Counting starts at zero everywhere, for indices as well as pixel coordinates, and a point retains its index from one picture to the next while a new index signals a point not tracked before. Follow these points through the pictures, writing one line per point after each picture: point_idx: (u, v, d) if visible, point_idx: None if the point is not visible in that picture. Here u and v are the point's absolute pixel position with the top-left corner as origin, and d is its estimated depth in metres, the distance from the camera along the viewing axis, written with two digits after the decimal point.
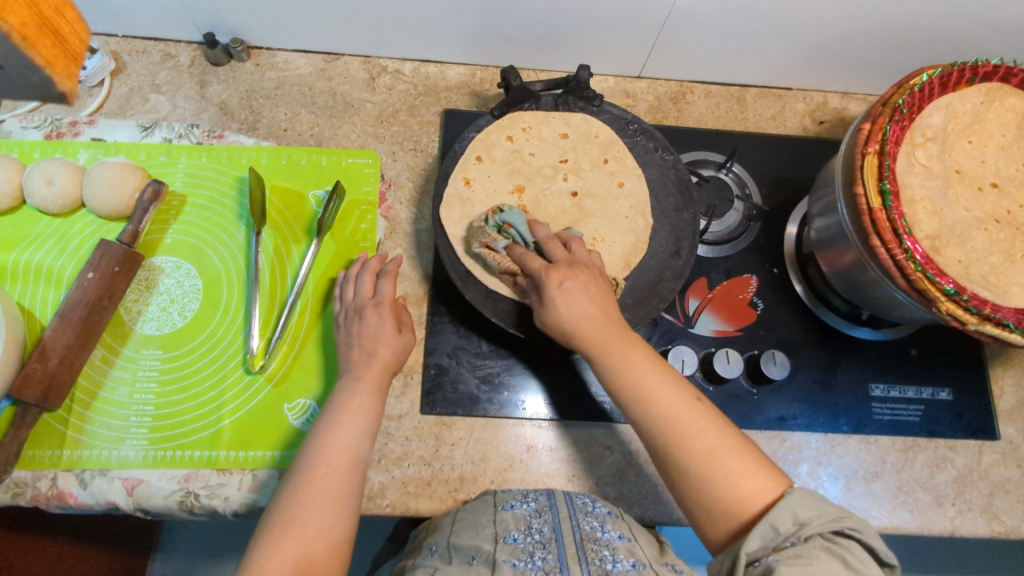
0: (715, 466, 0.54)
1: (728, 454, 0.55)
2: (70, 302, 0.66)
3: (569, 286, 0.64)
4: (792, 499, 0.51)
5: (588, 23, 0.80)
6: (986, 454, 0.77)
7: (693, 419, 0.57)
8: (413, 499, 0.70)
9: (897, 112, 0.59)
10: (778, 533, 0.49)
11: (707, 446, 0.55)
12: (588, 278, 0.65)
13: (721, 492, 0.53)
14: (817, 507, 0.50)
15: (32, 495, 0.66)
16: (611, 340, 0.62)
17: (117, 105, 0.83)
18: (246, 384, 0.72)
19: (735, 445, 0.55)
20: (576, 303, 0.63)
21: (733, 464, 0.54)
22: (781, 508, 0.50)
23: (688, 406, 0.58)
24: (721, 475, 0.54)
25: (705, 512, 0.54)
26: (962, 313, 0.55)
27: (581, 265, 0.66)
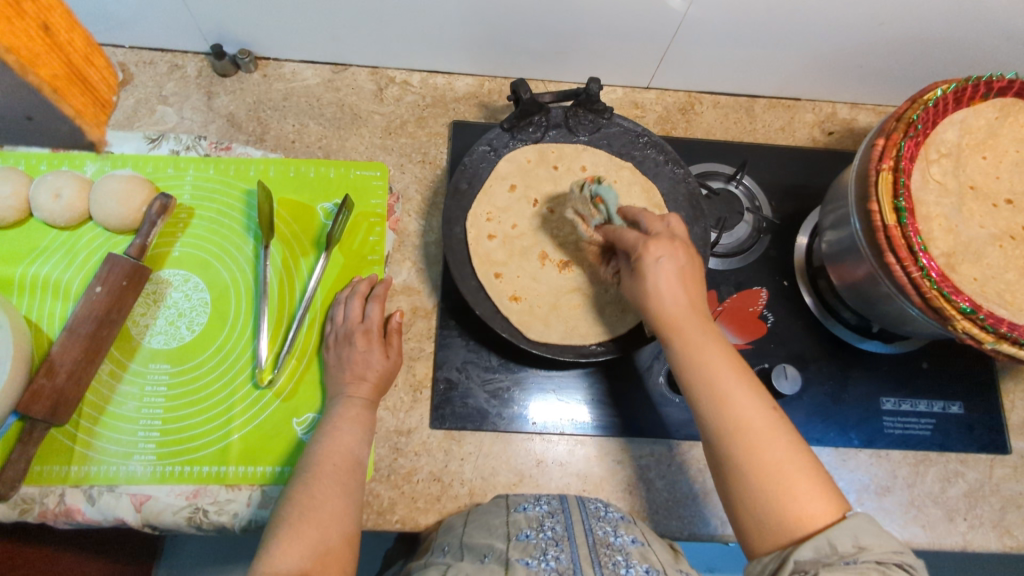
0: (779, 480, 0.51)
1: (794, 468, 0.52)
2: (78, 316, 0.66)
3: (664, 263, 0.62)
4: (853, 522, 0.49)
5: (598, 34, 0.80)
6: (998, 468, 0.77)
7: (766, 428, 0.54)
8: (423, 515, 0.70)
9: (912, 128, 0.59)
10: (834, 552, 0.48)
11: (775, 458, 0.52)
12: (686, 257, 0.63)
13: (779, 504, 0.51)
14: (879, 537, 0.49)
15: (40, 512, 0.66)
16: (693, 330, 0.59)
17: (123, 117, 0.82)
18: (254, 399, 0.72)
19: (806, 462, 0.53)
20: (668, 282, 0.61)
21: (801, 481, 0.51)
22: (841, 529, 0.49)
23: (765, 417, 0.54)
24: (785, 487, 0.51)
25: (751, 516, 0.52)
26: (978, 332, 0.55)
27: (680, 242, 0.64)
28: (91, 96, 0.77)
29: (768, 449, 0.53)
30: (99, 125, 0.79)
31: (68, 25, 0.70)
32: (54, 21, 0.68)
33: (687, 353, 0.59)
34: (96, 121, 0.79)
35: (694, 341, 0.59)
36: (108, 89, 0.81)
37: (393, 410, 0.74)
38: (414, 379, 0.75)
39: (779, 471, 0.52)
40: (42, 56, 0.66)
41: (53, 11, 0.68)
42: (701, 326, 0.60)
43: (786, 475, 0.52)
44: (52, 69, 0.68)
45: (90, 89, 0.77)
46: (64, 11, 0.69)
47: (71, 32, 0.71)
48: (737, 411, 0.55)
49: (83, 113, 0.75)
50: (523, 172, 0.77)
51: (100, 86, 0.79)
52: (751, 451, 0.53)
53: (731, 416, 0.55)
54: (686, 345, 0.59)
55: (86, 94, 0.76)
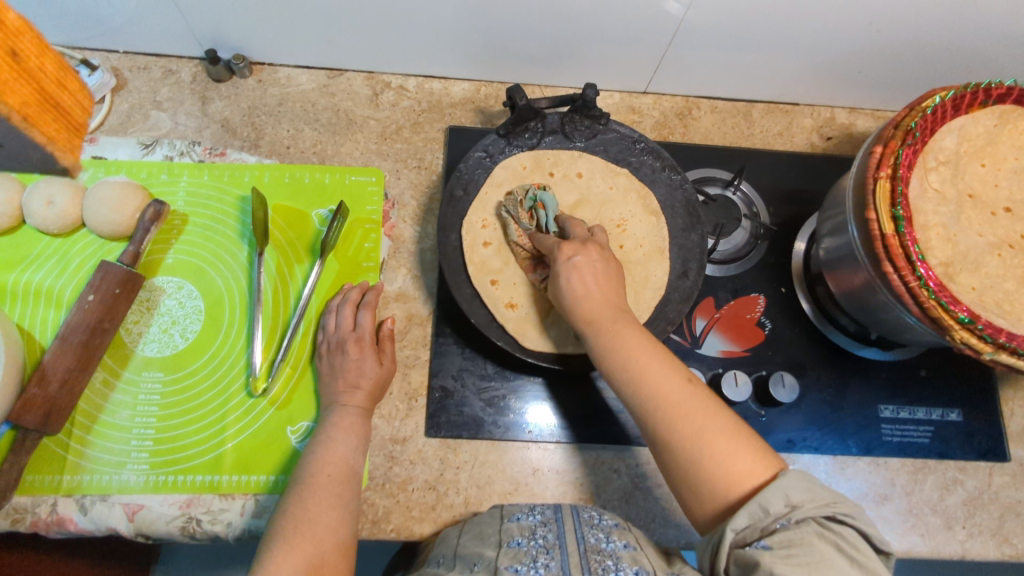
0: (703, 447, 0.52)
1: (717, 434, 0.52)
2: (70, 324, 0.65)
3: (578, 260, 0.64)
4: (782, 480, 0.48)
5: (595, 39, 0.80)
6: (997, 476, 0.76)
7: (683, 399, 0.54)
8: (418, 524, 0.69)
9: (910, 135, 0.58)
10: (768, 515, 0.47)
11: (694, 428, 0.53)
12: (598, 258, 0.64)
13: (709, 473, 0.51)
14: (811, 491, 0.48)
15: (32, 521, 0.65)
16: (604, 320, 0.61)
17: (117, 123, 0.82)
18: (249, 408, 0.71)
19: (728, 426, 0.53)
20: (579, 279, 0.63)
21: (721, 444, 0.52)
22: (772, 490, 0.48)
23: (681, 388, 0.55)
24: (708, 454, 0.51)
25: (690, 491, 0.52)
26: (977, 342, 0.54)
27: (596, 244, 0.66)
28: (65, 121, 0.75)
29: (687, 419, 0.53)
30: (73, 151, 0.77)
31: (38, 50, 0.69)
32: (24, 46, 0.67)
33: (602, 340, 0.60)
34: (70, 146, 0.77)
35: (607, 329, 0.60)
36: (84, 113, 0.79)
37: (388, 419, 0.73)
38: (410, 387, 0.75)
39: (701, 438, 0.52)
40: (10, 82, 0.65)
41: (21, 37, 0.66)
42: (614, 314, 0.61)
43: (707, 444, 0.52)
44: (19, 96, 0.66)
45: (65, 115, 0.75)
46: (35, 35, 0.68)
47: (42, 58, 0.70)
48: (654, 388, 0.55)
49: (56, 138, 0.74)
50: (518, 179, 0.77)
51: (74, 111, 0.77)
52: (672, 425, 0.53)
53: (651, 394, 0.55)
54: (601, 333, 0.60)
55: (60, 119, 0.74)
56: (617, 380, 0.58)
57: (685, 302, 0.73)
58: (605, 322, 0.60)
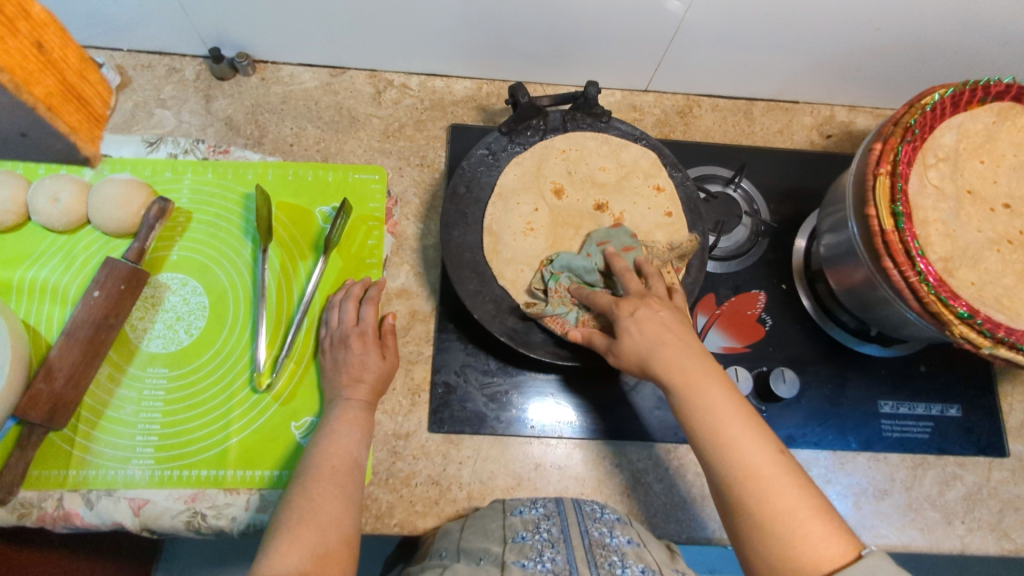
0: (795, 525, 0.48)
1: (809, 514, 0.49)
2: (76, 320, 0.66)
3: (641, 315, 0.58)
4: (875, 562, 0.46)
5: (597, 37, 0.80)
6: (996, 471, 0.77)
7: (774, 470, 0.50)
8: (421, 518, 0.70)
9: (909, 132, 0.59)
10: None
11: (786, 505, 0.49)
12: (664, 309, 0.59)
13: (795, 552, 0.48)
14: (901, 575, 0.45)
15: (39, 516, 0.66)
16: (692, 374, 0.54)
17: (122, 121, 0.83)
18: (253, 403, 0.72)
19: (814, 502, 0.50)
20: (648, 333, 0.57)
21: (815, 525, 0.48)
22: (862, 571, 0.45)
23: (775, 461, 0.51)
24: (797, 535, 0.48)
25: (764, 561, 0.49)
26: (976, 337, 0.55)
27: (656, 297, 0.61)
28: (85, 112, 0.76)
29: (781, 494, 0.49)
30: (93, 142, 0.78)
31: (62, 42, 0.69)
32: (48, 38, 0.67)
33: (687, 394, 0.54)
34: (92, 137, 0.78)
35: (697, 383, 0.54)
36: (103, 104, 0.80)
37: (392, 414, 0.74)
38: (413, 383, 0.75)
39: (793, 517, 0.48)
40: (37, 74, 0.65)
41: (46, 28, 0.66)
42: (702, 368, 0.55)
43: (798, 521, 0.48)
44: (46, 87, 0.66)
45: (85, 105, 0.76)
46: (58, 28, 0.68)
47: (64, 49, 0.70)
48: (746, 454, 0.51)
49: (78, 129, 0.74)
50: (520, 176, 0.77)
51: (94, 101, 0.78)
52: (764, 497, 0.49)
53: (737, 461, 0.51)
54: (688, 386, 0.54)
55: (81, 110, 0.75)
56: (701, 437, 0.53)
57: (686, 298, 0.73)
58: (691, 374, 0.54)
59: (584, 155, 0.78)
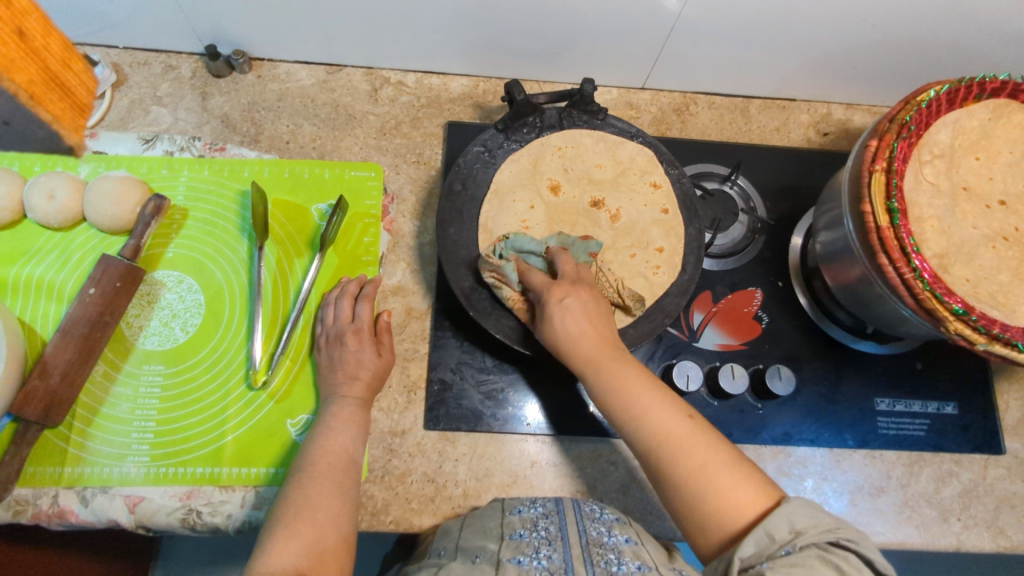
0: (708, 482, 0.52)
1: (718, 468, 0.53)
2: (71, 317, 0.66)
3: (570, 302, 0.62)
4: (788, 506, 0.49)
5: (593, 34, 0.80)
6: (992, 469, 0.77)
7: (686, 432, 0.55)
8: (417, 515, 0.70)
9: (905, 129, 0.59)
10: (772, 540, 0.47)
11: (699, 459, 0.53)
12: (590, 298, 0.64)
13: (711, 505, 0.51)
14: (814, 517, 0.48)
15: (34, 513, 0.66)
16: (605, 358, 0.60)
17: (118, 118, 0.82)
18: (249, 400, 0.72)
19: (725, 457, 0.54)
20: (573, 320, 0.62)
21: (722, 478, 0.52)
22: (776, 516, 0.48)
23: (678, 422, 0.56)
24: (710, 489, 0.52)
25: (695, 522, 0.52)
26: (971, 333, 0.55)
27: (585, 285, 0.65)
28: (70, 101, 0.76)
29: (689, 453, 0.54)
30: (77, 131, 0.78)
31: (44, 28, 0.68)
32: (30, 25, 0.66)
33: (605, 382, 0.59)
34: (76, 127, 0.78)
35: (608, 368, 0.60)
36: (88, 94, 0.80)
37: (388, 411, 0.74)
38: (409, 380, 0.75)
39: (703, 472, 0.53)
40: (18, 62, 0.64)
41: (28, 16, 0.66)
42: (612, 354, 0.61)
43: (710, 475, 0.52)
44: (27, 75, 0.66)
45: (69, 94, 0.76)
46: (40, 15, 0.68)
47: (47, 36, 0.69)
48: (657, 420, 0.56)
49: (62, 118, 0.74)
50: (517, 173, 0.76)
51: (78, 91, 0.78)
52: (675, 458, 0.54)
53: (651, 430, 0.56)
54: (599, 372, 0.60)
55: (65, 98, 0.75)
56: (616, 416, 0.58)
57: (683, 295, 0.73)
58: None
59: (580, 153, 0.78)
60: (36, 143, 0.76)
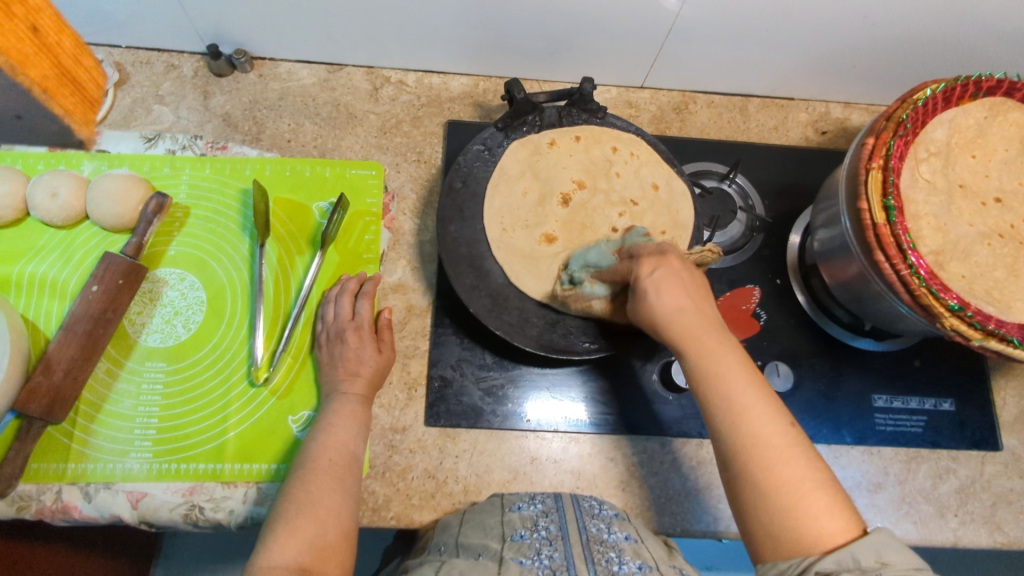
0: (799, 500, 0.49)
1: (818, 489, 0.49)
2: (74, 315, 0.66)
3: (661, 276, 0.59)
4: (877, 537, 0.47)
5: (592, 34, 0.80)
6: (989, 465, 0.77)
7: (784, 443, 0.51)
8: (418, 511, 0.70)
9: (901, 127, 0.59)
10: (857, 566, 0.46)
11: (793, 476, 0.50)
12: (682, 269, 0.61)
13: (798, 525, 0.48)
14: (903, 553, 0.47)
15: (37, 509, 0.66)
16: (708, 339, 0.56)
17: (120, 117, 0.83)
18: (250, 397, 0.72)
19: (824, 478, 0.50)
20: (669, 294, 0.58)
21: (819, 500, 0.49)
22: (866, 544, 0.47)
23: (784, 432, 0.51)
24: (799, 509, 0.49)
25: (767, 530, 0.50)
26: (967, 329, 0.55)
27: (676, 256, 0.62)
28: (81, 96, 0.77)
29: (788, 468, 0.50)
30: (88, 125, 0.80)
31: (56, 26, 0.70)
32: (42, 23, 0.68)
33: (704, 367, 0.55)
34: (85, 120, 0.79)
35: None
36: (97, 89, 0.81)
37: (388, 408, 0.74)
38: (410, 377, 0.76)
39: (797, 492, 0.49)
40: (33, 57, 0.66)
41: (41, 13, 0.67)
42: (716, 336, 0.56)
43: (804, 496, 0.49)
44: (42, 71, 0.68)
45: (80, 90, 0.77)
46: (53, 12, 0.69)
47: (58, 33, 0.71)
48: (756, 424, 0.52)
49: (73, 112, 0.76)
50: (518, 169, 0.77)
51: (89, 86, 0.79)
52: (771, 467, 0.50)
53: (747, 431, 0.52)
54: (704, 354, 0.55)
55: (76, 94, 0.76)
56: (709, 407, 0.54)
57: None
58: (644, 338, 0.59)
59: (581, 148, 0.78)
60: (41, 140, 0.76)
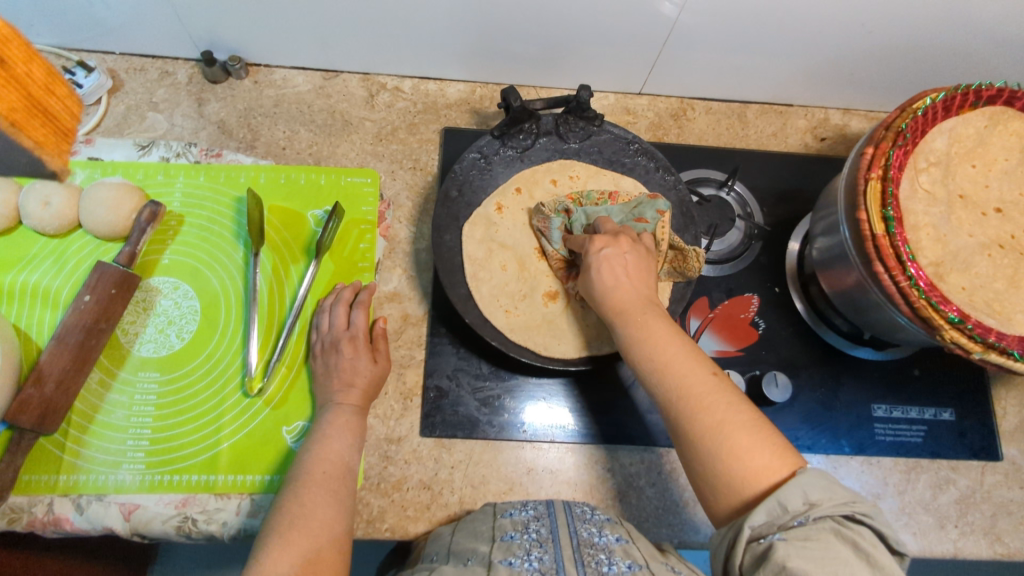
0: (722, 441, 0.50)
1: (737, 427, 0.51)
2: (67, 325, 0.65)
3: (608, 252, 0.64)
4: (803, 477, 0.47)
5: (588, 41, 0.80)
6: (989, 475, 0.77)
7: (708, 390, 0.53)
8: (413, 523, 0.70)
9: (901, 136, 0.59)
10: (786, 512, 0.46)
11: (715, 419, 0.51)
12: (630, 251, 0.64)
13: (727, 468, 0.50)
14: (828, 489, 0.47)
15: (29, 521, 0.66)
16: (636, 313, 0.60)
17: (114, 124, 0.82)
18: (244, 407, 0.72)
19: (749, 418, 0.52)
20: (610, 271, 0.63)
21: (741, 437, 0.50)
22: (792, 486, 0.47)
23: (706, 380, 0.54)
24: (728, 450, 0.50)
25: (708, 486, 0.51)
26: (967, 342, 0.54)
27: (627, 236, 0.66)
28: (53, 127, 0.72)
29: (709, 411, 0.52)
30: (61, 156, 0.75)
31: (26, 57, 0.61)
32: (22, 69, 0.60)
33: (632, 332, 0.59)
34: (58, 151, 0.74)
35: None
36: (72, 115, 0.75)
37: (383, 418, 0.73)
38: (405, 387, 0.75)
39: (720, 433, 0.51)
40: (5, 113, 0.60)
41: (27, 61, 0.61)
42: (644, 307, 0.60)
43: (725, 435, 0.51)
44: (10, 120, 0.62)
45: (53, 121, 0.71)
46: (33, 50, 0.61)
47: (29, 66, 0.62)
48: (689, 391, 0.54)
49: (43, 145, 0.71)
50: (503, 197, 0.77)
51: (62, 115, 0.72)
52: (694, 416, 0.52)
53: (672, 382, 0.55)
54: (640, 327, 0.59)
55: (48, 126, 0.71)
56: (641, 368, 0.57)
57: (678, 302, 0.73)
58: (640, 346, 0.58)
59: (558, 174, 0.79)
60: (30, 166, 0.74)
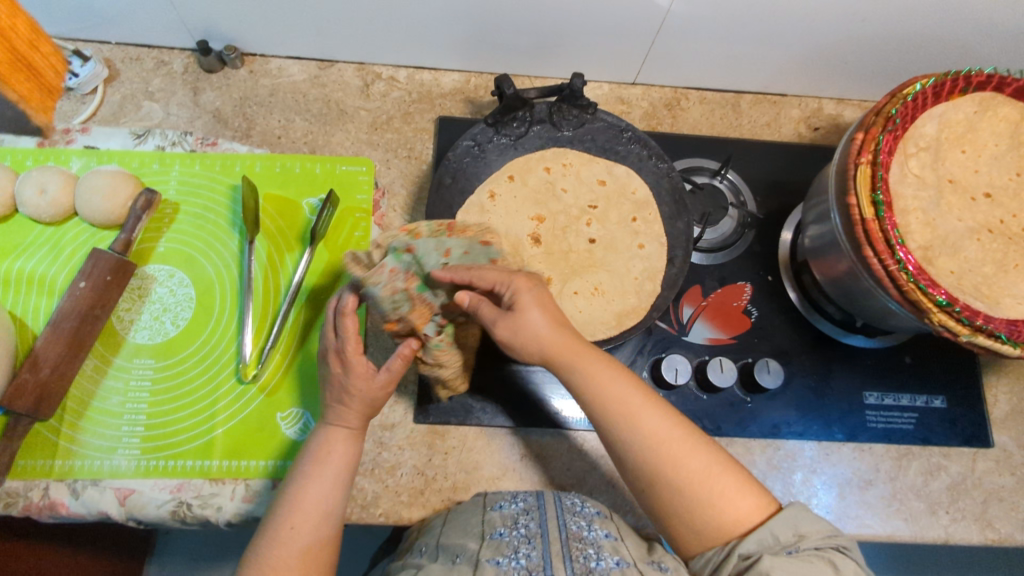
0: (700, 491, 0.55)
1: (714, 476, 0.55)
2: (62, 311, 0.66)
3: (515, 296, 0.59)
4: (792, 512, 0.54)
5: (582, 31, 0.80)
6: (981, 462, 0.77)
7: (680, 439, 0.57)
8: (407, 508, 0.70)
9: (891, 121, 0.59)
10: (777, 541, 0.52)
11: (690, 471, 0.55)
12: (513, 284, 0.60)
13: (705, 514, 0.55)
14: (816, 524, 0.54)
15: (25, 505, 0.66)
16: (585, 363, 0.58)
17: (110, 113, 0.83)
18: (239, 394, 0.72)
19: (720, 465, 0.56)
20: (530, 319, 0.58)
21: (720, 482, 0.55)
22: (783, 521, 0.53)
23: (675, 430, 0.57)
24: (706, 499, 0.55)
25: (682, 534, 0.56)
26: (955, 325, 0.55)
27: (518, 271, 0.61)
28: (37, 82, 0.78)
29: (688, 460, 0.56)
30: (47, 110, 0.80)
31: (10, 11, 0.71)
32: None
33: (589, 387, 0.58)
34: (43, 107, 0.80)
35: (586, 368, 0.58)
36: (58, 77, 0.81)
37: None
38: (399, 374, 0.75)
39: (699, 481, 0.55)
40: None
41: None
42: (589, 355, 0.59)
43: (705, 482, 0.55)
44: None
45: (36, 75, 0.77)
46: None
47: (13, 18, 0.72)
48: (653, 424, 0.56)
49: (27, 97, 0.77)
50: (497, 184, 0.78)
51: (46, 72, 0.78)
52: (672, 470, 0.55)
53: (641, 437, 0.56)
54: (601, 373, 0.59)
55: (32, 79, 0.77)
56: (609, 422, 0.58)
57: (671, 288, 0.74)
58: None
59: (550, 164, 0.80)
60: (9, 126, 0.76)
